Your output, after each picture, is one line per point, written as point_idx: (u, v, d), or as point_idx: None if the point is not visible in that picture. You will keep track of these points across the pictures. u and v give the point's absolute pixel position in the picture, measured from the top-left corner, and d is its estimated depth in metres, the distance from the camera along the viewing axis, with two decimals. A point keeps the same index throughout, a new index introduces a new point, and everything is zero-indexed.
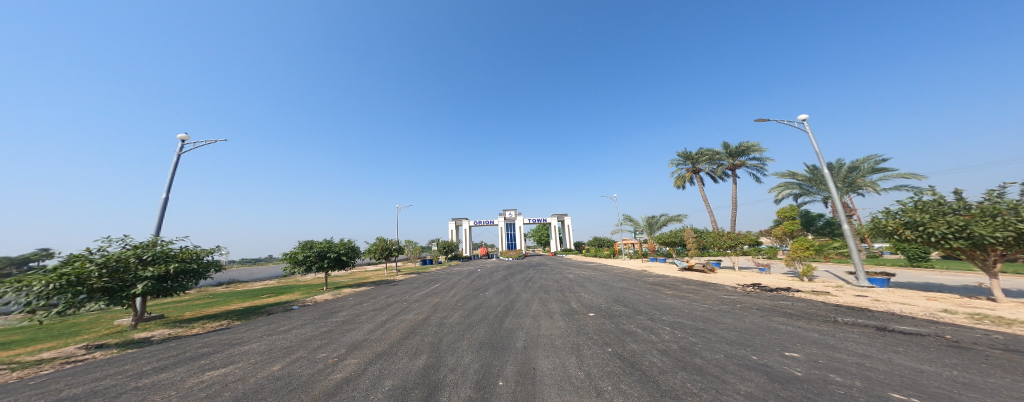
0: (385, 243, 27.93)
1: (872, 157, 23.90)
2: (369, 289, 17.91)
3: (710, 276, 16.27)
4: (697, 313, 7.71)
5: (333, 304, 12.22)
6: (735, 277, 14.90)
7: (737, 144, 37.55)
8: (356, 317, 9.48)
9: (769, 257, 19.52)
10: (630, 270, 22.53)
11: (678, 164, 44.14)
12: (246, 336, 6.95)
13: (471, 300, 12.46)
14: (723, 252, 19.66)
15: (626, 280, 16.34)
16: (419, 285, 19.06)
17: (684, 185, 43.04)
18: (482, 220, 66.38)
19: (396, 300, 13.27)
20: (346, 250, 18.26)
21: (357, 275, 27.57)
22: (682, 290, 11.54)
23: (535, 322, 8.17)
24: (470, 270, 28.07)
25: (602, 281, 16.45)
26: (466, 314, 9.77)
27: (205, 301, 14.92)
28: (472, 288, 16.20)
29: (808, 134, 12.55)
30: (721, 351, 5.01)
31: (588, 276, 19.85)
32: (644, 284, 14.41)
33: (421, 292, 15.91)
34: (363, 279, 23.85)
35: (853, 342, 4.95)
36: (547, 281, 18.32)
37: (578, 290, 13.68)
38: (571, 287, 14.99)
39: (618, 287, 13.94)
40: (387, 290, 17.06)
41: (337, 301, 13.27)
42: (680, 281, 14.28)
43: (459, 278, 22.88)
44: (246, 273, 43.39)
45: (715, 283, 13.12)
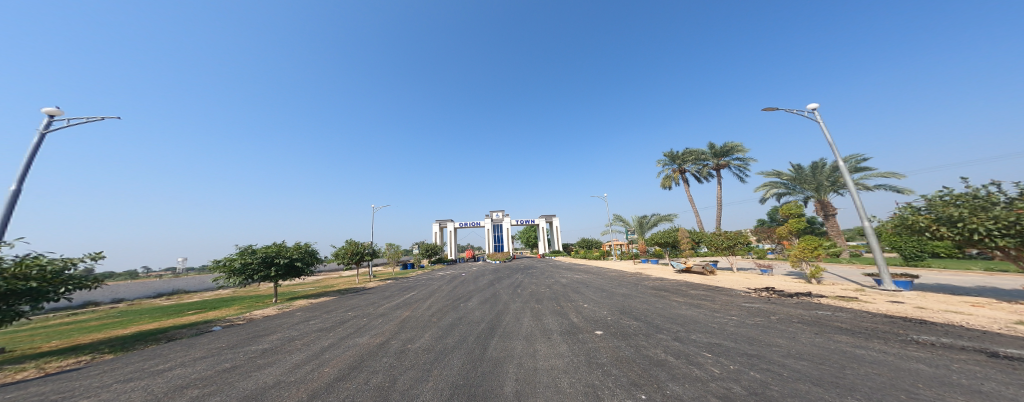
0: (355, 247, 25.12)
1: (856, 157, 22.25)
2: (331, 300, 15.40)
3: (712, 279, 15.01)
4: (734, 330, 6.08)
5: (273, 324, 9.75)
6: (740, 280, 13.67)
7: (722, 145, 37.46)
8: (290, 343, 7.19)
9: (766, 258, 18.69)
10: (624, 273, 21.12)
11: (665, 164, 43.98)
12: (87, 389, 4.57)
13: (448, 313, 10.35)
14: (720, 252, 18.64)
15: (624, 285, 14.80)
16: (391, 294, 16.70)
17: (671, 186, 42.78)
18: (468, 222, 64.03)
19: (357, 314, 10.96)
20: (301, 254, 15.62)
21: (325, 282, 24.75)
22: (694, 298, 10.05)
23: (527, 348, 6.25)
24: (452, 275, 25.83)
25: (598, 287, 14.87)
26: (441, 335, 7.71)
27: (112, 323, 12.15)
28: (452, 297, 14.13)
29: (820, 123, 11.42)
30: (814, 400, 3.32)
31: (581, 280, 18.25)
32: (646, 289, 12.88)
33: (390, 302, 13.54)
34: (329, 288, 21.12)
35: (999, 382, 3.38)
36: (538, 287, 16.59)
37: (574, 299, 11.96)
38: (566, 295, 13.27)
39: (619, 294, 12.26)
40: (350, 301, 14.52)
41: (283, 318, 10.79)
42: (685, 286, 12.84)
43: (440, 284, 20.69)
44: (201, 283, 38.93)
45: (724, 288, 11.79)
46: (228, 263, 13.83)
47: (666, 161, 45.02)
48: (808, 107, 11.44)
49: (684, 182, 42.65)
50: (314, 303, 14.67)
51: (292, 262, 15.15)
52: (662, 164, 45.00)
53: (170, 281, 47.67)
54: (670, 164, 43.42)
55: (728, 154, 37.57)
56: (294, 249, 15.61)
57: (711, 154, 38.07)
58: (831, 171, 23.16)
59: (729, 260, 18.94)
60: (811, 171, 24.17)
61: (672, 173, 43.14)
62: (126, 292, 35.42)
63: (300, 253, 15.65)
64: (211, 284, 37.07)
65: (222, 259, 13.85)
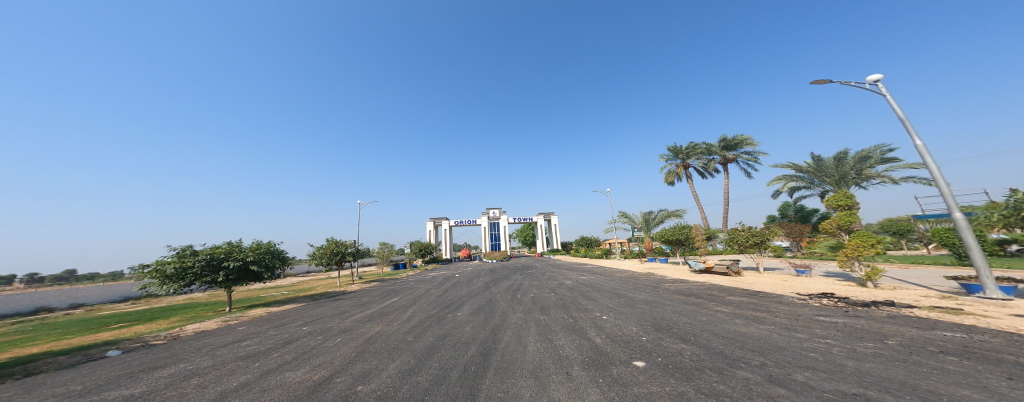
0: (335, 246, 22.65)
1: (882, 146, 20.45)
2: (294, 308, 13.04)
3: (741, 281, 12.92)
4: (855, 366, 3.95)
5: (193, 348, 7.34)
6: (778, 283, 11.58)
7: (731, 138, 35.73)
8: (181, 387, 4.87)
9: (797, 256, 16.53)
10: (633, 274, 19.01)
11: (668, 159, 42.23)
12: None
13: (429, 330, 8.05)
14: (745, 251, 16.49)
15: (641, 289, 12.65)
16: (370, 300, 14.40)
17: (675, 181, 40.97)
18: (463, 220, 61.60)
19: (315, 330, 8.64)
20: (257, 256, 13.35)
21: (302, 285, 22.32)
22: (741, 307, 7.94)
23: (538, 397, 4.00)
24: (442, 276, 23.46)
25: (611, 291, 12.74)
26: (411, 369, 5.47)
27: (9, 344, 9.89)
28: (438, 305, 11.87)
29: (888, 96, 9.14)
30: None
31: (586, 283, 16.06)
32: (671, 295, 10.77)
33: (361, 312, 11.20)
34: (301, 293, 18.70)
35: None
36: (539, 291, 14.43)
37: (588, 308, 9.76)
38: (574, 302, 11.12)
39: (641, 302, 10.07)
40: (315, 310, 12.12)
41: (217, 338, 8.39)
42: (716, 291, 10.71)
43: (429, 287, 18.41)
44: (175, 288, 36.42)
45: (768, 293, 9.73)
46: (163, 267, 11.80)
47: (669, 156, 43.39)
48: (870, 79, 9.34)
49: (688, 178, 40.92)
50: (272, 312, 12.30)
51: (245, 265, 12.87)
52: (665, 158, 43.24)
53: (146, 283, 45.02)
54: (673, 159, 41.70)
55: (736, 148, 35.88)
56: (250, 250, 13.37)
57: (720, 146, 36.32)
58: (855, 161, 21.36)
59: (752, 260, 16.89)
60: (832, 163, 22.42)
61: (676, 168, 41.41)
62: (91, 297, 32.73)
63: (257, 254, 13.39)
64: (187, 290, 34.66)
65: (155, 263, 11.83)
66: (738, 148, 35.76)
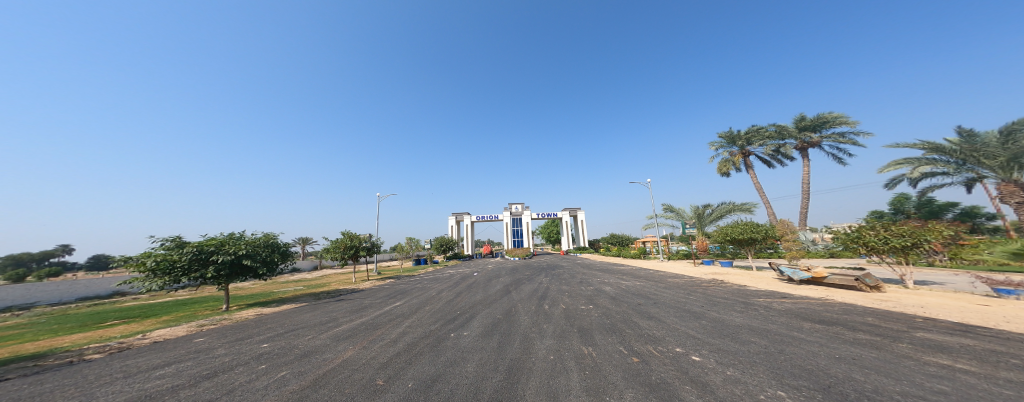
0: (348, 240, 21.25)
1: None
2: (283, 311, 11.09)
3: (887, 300, 8.61)
4: None
5: (97, 378, 5.18)
6: (972, 310, 7.21)
7: (812, 116, 29.08)
8: None
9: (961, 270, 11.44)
10: (693, 280, 14.87)
11: (723, 146, 36.31)
12: None
13: (412, 368, 5.25)
14: (881, 260, 11.63)
15: (725, 304, 8.81)
16: (371, 303, 12.14)
17: (731, 171, 34.89)
18: (488, 216, 59.28)
19: (268, 352, 6.24)
20: (253, 250, 11.59)
21: (314, 281, 20.95)
22: (989, 361, 4.13)
23: None
24: (459, 275, 20.91)
25: (679, 306, 9.09)
26: None
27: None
28: (445, 319, 9.12)
29: None
30: None
31: (635, 291, 12.38)
32: (787, 318, 6.98)
33: (345, 324, 8.79)
34: (308, 290, 17.26)
35: None
36: (575, 301, 11.13)
37: (660, 337, 6.34)
38: (630, 322, 7.74)
39: (743, 328, 6.40)
40: (300, 316, 10.00)
41: (152, 357, 6.32)
42: (868, 318, 6.67)
43: (442, 288, 15.89)
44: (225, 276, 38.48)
45: (989, 330, 5.65)
46: (146, 260, 10.24)
47: (722, 143, 37.11)
48: None
49: (748, 167, 34.54)
50: (255, 316, 10.37)
51: (238, 259, 11.13)
52: (719, 146, 37.26)
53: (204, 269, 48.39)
54: (729, 146, 35.47)
55: (820, 128, 29.17)
56: (245, 242, 11.64)
57: (795, 128, 29.86)
58: None
59: (889, 271, 11.86)
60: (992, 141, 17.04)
61: (733, 156, 35.17)
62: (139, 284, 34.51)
63: (252, 247, 11.65)
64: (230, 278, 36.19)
65: (141, 255, 10.35)
66: (822, 128, 29.02)
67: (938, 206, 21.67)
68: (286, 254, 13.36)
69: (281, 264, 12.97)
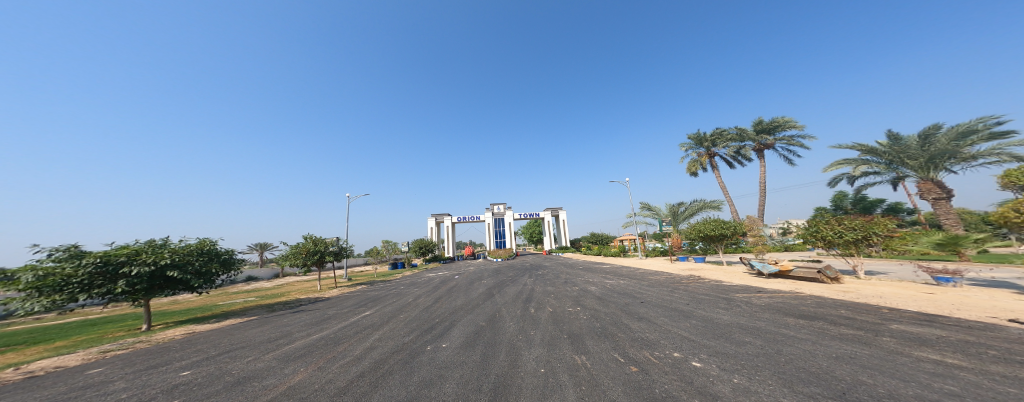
0: (311, 245, 19.24)
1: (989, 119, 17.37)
2: (221, 328, 9.50)
3: (852, 291, 9.08)
4: None
5: None
6: (927, 298, 7.71)
7: (769, 120, 31.33)
8: None
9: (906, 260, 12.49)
10: (672, 276, 15.18)
11: (691, 148, 38.22)
12: None
13: (379, 394, 4.44)
14: (839, 253, 12.46)
15: (710, 302, 8.81)
16: (336, 314, 10.88)
17: (699, 171, 36.80)
18: (467, 216, 58.13)
19: (191, 383, 5.08)
20: (183, 259, 9.99)
21: (274, 291, 18.94)
22: (973, 353, 4.16)
23: None
24: (438, 278, 19.90)
25: (666, 305, 8.96)
26: None
27: None
28: (420, 329, 8.25)
29: None
30: None
31: (619, 290, 12.24)
32: (772, 314, 7.02)
33: (301, 341, 7.66)
34: (265, 301, 15.45)
35: None
36: (560, 303, 10.71)
37: (654, 341, 6.03)
38: (621, 325, 7.40)
39: (734, 328, 6.27)
40: (246, 333, 8.60)
41: (24, 399, 4.91)
42: (844, 311, 6.86)
43: (418, 293, 14.85)
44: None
45: (952, 319, 5.94)
46: (27, 275, 8.34)
47: (690, 144, 39.10)
48: None
49: (714, 167, 36.63)
50: (186, 336, 8.78)
51: (160, 270, 9.45)
52: (687, 147, 39.18)
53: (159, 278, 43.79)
54: (697, 147, 37.39)
55: (776, 132, 31.50)
56: (170, 250, 9.93)
57: (755, 131, 32.00)
58: (950, 139, 18.19)
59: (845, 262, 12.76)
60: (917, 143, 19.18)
61: (700, 157, 37.11)
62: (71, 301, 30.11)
63: (179, 256, 9.97)
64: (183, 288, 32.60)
65: (26, 269, 8.41)
66: (777, 132, 31.35)
67: (872, 202, 24.05)
68: (227, 263, 11.66)
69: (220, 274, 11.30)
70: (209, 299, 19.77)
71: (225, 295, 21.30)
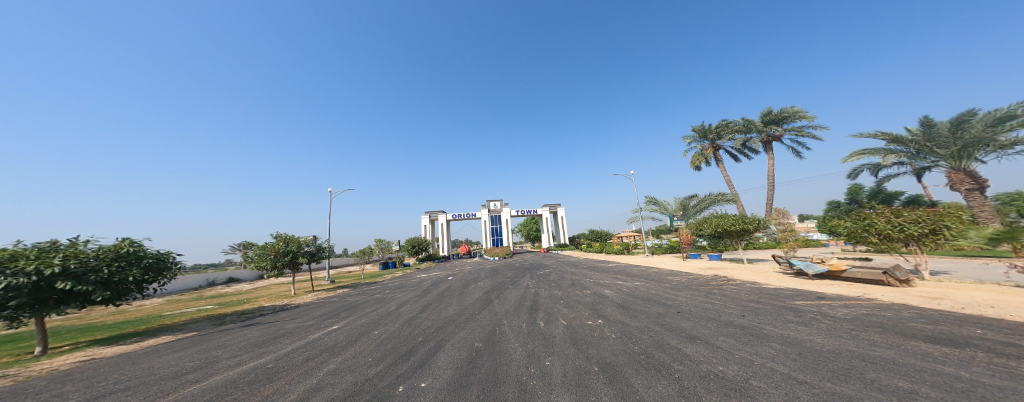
0: (280, 245, 16.96)
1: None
2: (130, 356, 7.24)
3: (942, 298, 7.29)
4: None
5: None
6: None
7: (778, 111, 29.76)
8: None
9: (973, 260, 10.71)
10: (694, 277, 13.37)
11: (694, 141, 36.72)
12: None
13: None
14: (893, 249, 10.78)
15: (770, 314, 6.85)
16: (295, 331, 8.68)
17: (702, 165, 35.28)
18: (462, 213, 55.96)
19: None
20: (86, 264, 8.55)
21: (239, 299, 16.60)
22: None
23: None
24: (428, 280, 17.71)
25: (717, 317, 6.99)
26: None
27: None
28: (396, 358, 6.10)
29: None
30: None
31: (642, 295, 10.27)
32: (881, 334, 5.10)
33: (223, 378, 5.48)
34: (220, 310, 13.18)
35: None
36: (576, 313, 8.66)
37: (734, 382, 4.04)
38: (673, 353, 5.37)
39: (850, 358, 4.29)
40: (159, 366, 6.37)
41: None
42: (978, 330, 4.98)
43: (403, 299, 12.65)
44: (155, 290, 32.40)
45: None
46: None
47: (694, 137, 37.46)
48: None
49: (718, 161, 35.09)
50: (73, 375, 6.48)
51: (51, 279, 7.96)
52: (690, 140, 37.65)
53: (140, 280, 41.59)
54: (700, 140, 35.83)
55: (783, 122, 30.00)
56: (66, 254, 8.41)
57: (761, 121, 30.48)
58: (986, 125, 16.76)
59: (899, 260, 11.20)
60: (947, 131, 17.84)
61: (704, 150, 35.52)
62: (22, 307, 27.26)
63: (81, 262, 8.50)
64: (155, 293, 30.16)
65: None
66: (785, 123, 29.86)
67: (889, 195, 22.79)
68: (152, 269, 10.18)
69: (140, 283, 9.83)
70: (165, 309, 17.33)
71: (187, 303, 18.86)
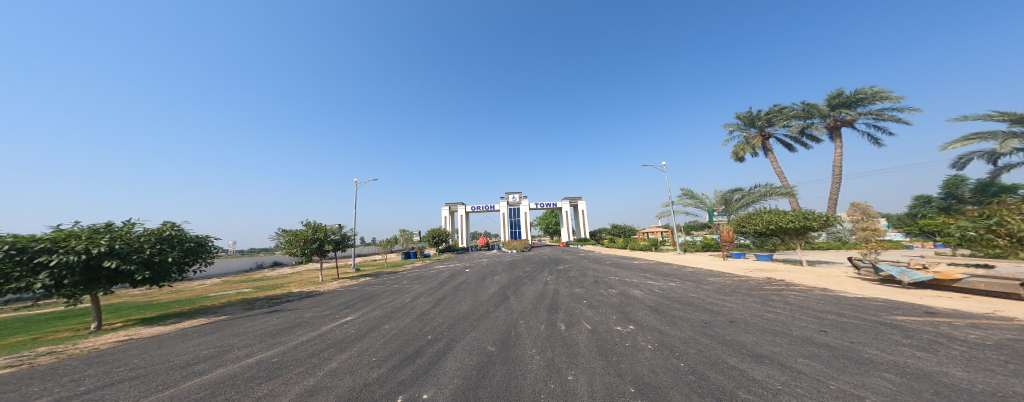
0: (309, 233, 17.47)
1: None
2: (155, 339, 7.32)
3: None
4: None
5: None
6: None
7: (849, 93, 25.64)
8: None
9: None
10: (742, 278, 11.58)
11: (739, 128, 33.08)
12: None
13: None
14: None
15: (860, 330, 5.31)
16: (308, 320, 8.45)
17: (747, 155, 31.68)
18: (483, 205, 55.73)
19: None
20: (131, 244, 8.89)
21: (271, 284, 17.34)
22: None
23: None
24: (447, 272, 17.32)
25: (784, 330, 5.56)
26: None
27: None
28: (401, 360, 5.44)
29: None
30: None
31: (679, 298, 8.88)
32: None
33: (222, 372, 5.12)
34: (250, 294, 13.68)
35: None
36: (603, 316, 7.56)
37: None
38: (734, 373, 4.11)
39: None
40: (170, 351, 6.23)
41: None
42: None
43: (418, 291, 12.23)
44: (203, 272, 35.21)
45: None
46: None
47: (738, 124, 33.72)
48: None
49: (767, 151, 31.37)
50: (99, 354, 6.58)
51: (100, 259, 8.27)
52: (734, 128, 33.96)
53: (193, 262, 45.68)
54: (746, 127, 32.15)
55: (856, 105, 25.86)
56: (113, 235, 8.74)
57: (827, 105, 26.50)
58: None
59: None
60: None
61: (750, 139, 31.89)
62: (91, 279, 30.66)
63: (127, 242, 8.82)
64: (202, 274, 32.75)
65: None
66: (859, 106, 25.70)
67: (1003, 187, 18.64)
68: (189, 252, 10.52)
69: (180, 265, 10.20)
70: (208, 290, 18.57)
71: (226, 285, 20.07)
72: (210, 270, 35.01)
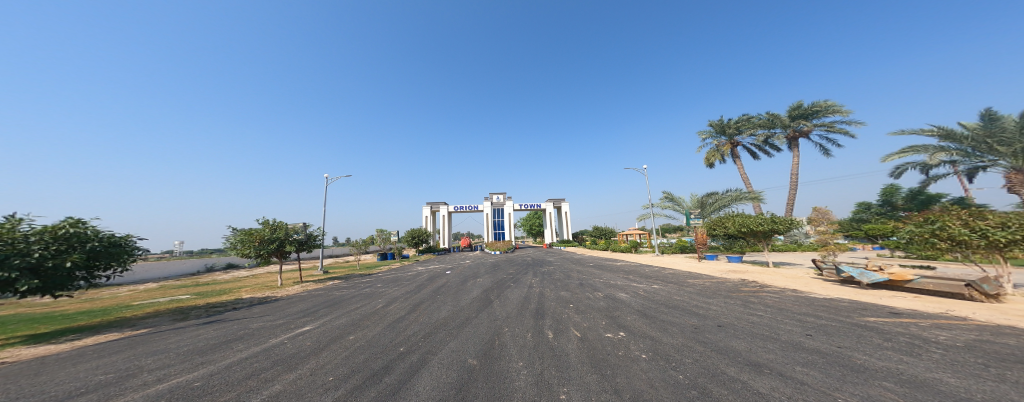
0: (267, 231, 15.83)
1: None
2: (54, 364, 6.03)
3: None
4: None
5: None
6: None
7: (807, 105, 27.73)
8: None
9: None
10: (720, 280, 11.88)
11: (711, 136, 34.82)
12: None
13: None
14: (971, 258, 9.24)
15: (843, 333, 5.34)
16: (260, 333, 7.41)
17: (717, 162, 33.42)
18: (464, 206, 54.72)
19: None
20: (11, 244, 7.78)
21: (223, 289, 15.54)
22: None
23: None
24: (426, 274, 16.42)
25: (774, 335, 5.52)
26: None
27: None
28: (366, 380, 4.72)
29: None
30: None
31: (664, 301, 8.79)
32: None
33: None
34: (193, 301, 12.06)
35: None
36: (591, 322, 7.23)
37: None
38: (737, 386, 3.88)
39: None
40: (71, 380, 5.10)
41: None
42: None
43: (392, 296, 11.33)
44: (143, 275, 31.48)
45: None
46: None
47: (710, 132, 35.51)
48: None
49: (735, 158, 33.22)
50: None
51: None
52: (706, 135, 35.70)
53: (133, 265, 40.84)
54: (717, 135, 33.90)
55: (813, 117, 27.98)
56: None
57: (788, 116, 28.48)
58: None
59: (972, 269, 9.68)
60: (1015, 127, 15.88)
61: (720, 146, 33.64)
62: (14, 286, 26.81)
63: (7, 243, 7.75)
64: (142, 278, 29.23)
65: None
66: (815, 118, 27.86)
67: (931, 196, 20.89)
68: (97, 255, 9.24)
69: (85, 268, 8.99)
70: (149, 296, 16.45)
71: (168, 291, 17.80)
72: (159, 274, 31.60)
